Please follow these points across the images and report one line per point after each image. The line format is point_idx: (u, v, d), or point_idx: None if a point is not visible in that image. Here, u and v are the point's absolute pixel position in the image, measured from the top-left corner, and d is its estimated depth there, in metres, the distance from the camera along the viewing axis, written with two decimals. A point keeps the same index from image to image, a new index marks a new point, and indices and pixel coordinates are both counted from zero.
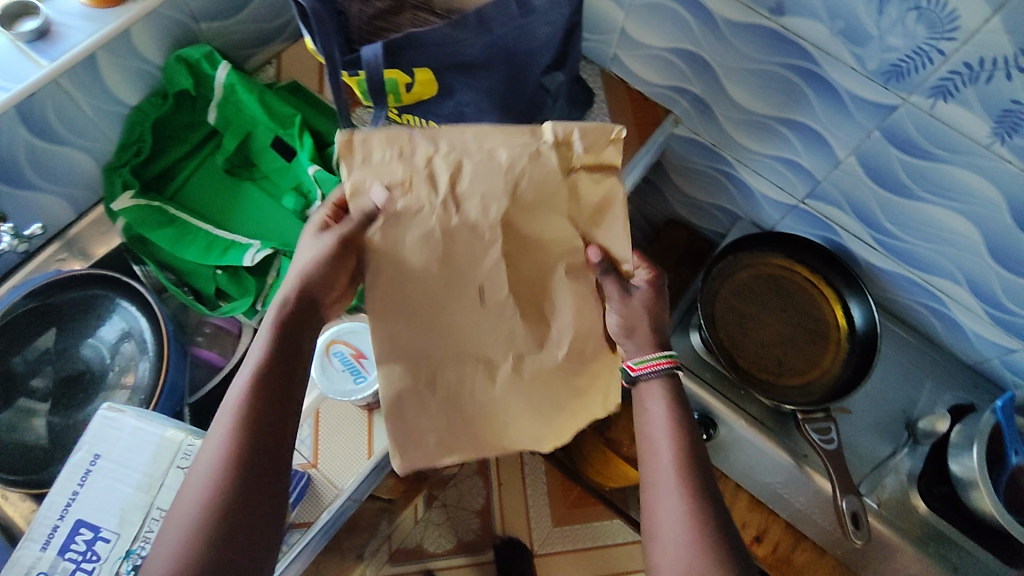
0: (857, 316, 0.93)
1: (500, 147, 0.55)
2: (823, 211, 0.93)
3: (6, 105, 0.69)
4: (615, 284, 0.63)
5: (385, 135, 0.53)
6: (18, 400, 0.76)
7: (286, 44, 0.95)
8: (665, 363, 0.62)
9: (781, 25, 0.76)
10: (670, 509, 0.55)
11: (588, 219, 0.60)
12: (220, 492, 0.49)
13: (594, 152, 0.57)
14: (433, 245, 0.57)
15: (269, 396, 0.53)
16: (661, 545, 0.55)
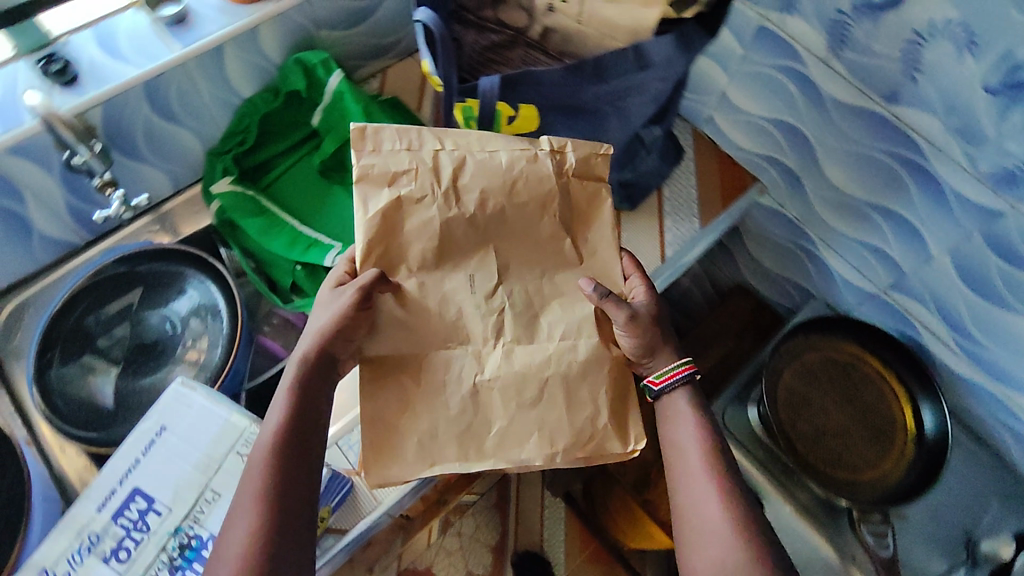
0: (927, 420, 0.89)
1: (500, 150, 0.59)
2: (905, 305, 0.90)
3: (136, 80, 0.74)
4: (619, 308, 0.59)
5: (396, 128, 0.57)
6: (85, 356, 0.80)
7: (394, 60, 0.99)
8: (683, 371, 0.62)
9: (892, 113, 0.75)
10: (713, 508, 0.57)
11: (577, 223, 0.62)
12: (263, 537, 0.50)
13: (584, 163, 0.61)
14: (432, 237, 0.58)
15: (295, 445, 0.55)
16: (709, 541, 0.56)
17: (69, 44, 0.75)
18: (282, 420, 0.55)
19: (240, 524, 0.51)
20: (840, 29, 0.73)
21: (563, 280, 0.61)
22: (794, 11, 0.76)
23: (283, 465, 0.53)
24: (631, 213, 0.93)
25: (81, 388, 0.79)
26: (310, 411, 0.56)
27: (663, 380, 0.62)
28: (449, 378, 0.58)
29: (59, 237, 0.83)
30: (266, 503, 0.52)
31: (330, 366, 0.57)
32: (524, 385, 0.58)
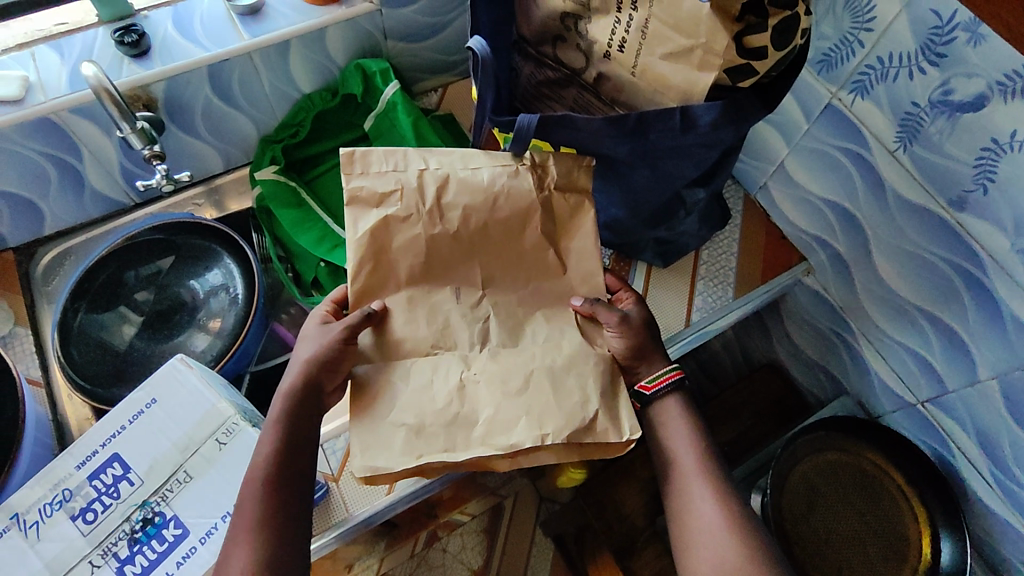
0: (944, 551, 0.81)
1: (482, 168, 0.62)
2: (941, 421, 0.83)
3: (201, 62, 0.77)
4: (608, 310, 0.61)
5: (383, 151, 0.61)
6: (119, 306, 0.84)
7: (456, 77, 1.00)
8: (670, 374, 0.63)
9: (957, 220, 0.69)
10: (712, 511, 0.57)
11: (561, 230, 0.64)
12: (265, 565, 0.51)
13: (565, 175, 0.63)
14: (419, 250, 0.61)
15: (286, 474, 0.56)
16: (706, 542, 0.56)
17: (148, 18, 0.79)
18: (274, 450, 0.56)
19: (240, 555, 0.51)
20: (913, 122, 0.69)
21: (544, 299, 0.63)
22: (867, 95, 0.72)
23: (279, 492, 0.54)
24: (663, 269, 0.90)
25: (96, 340, 0.82)
26: (300, 439, 0.57)
27: (655, 385, 0.62)
28: (436, 377, 0.58)
29: (109, 194, 0.87)
30: (264, 530, 0.53)
31: (316, 396, 0.58)
32: (512, 375, 0.58)
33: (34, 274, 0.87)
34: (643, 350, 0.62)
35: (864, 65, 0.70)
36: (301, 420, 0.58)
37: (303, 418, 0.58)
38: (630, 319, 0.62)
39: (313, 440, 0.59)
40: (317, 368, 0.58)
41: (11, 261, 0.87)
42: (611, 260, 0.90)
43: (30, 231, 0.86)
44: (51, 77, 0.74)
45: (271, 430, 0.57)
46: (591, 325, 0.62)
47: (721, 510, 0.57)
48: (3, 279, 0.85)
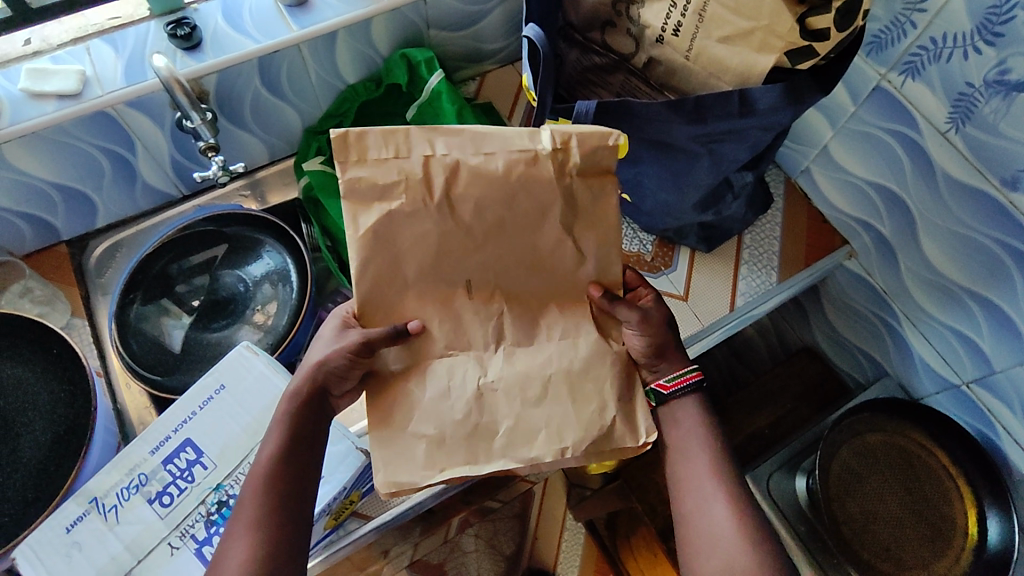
0: (991, 530, 0.82)
1: (497, 152, 0.54)
2: (987, 402, 0.84)
3: (252, 55, 0.77)
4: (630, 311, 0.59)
5: (382, 133, 0.53)
6: (163, 300, 0.86)
7: (495, 66, 1.00)
8: (692, 376, 0.65)
9: (1009, 201, 0.69)
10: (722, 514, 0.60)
11: (578, 218, 0.56)
12: (259, 562, 0.54)
13: (590, 156, 0.54)
14: (427, 247, 0.55)
15: (288, 472, 0.58)
16: (713, 547, 0.59)
17: (198, 11, 0.80)
18: (276, 449, 0.58)
19: (236, 548, 0.54)
20: (966, 103, 0.69)
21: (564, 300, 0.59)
22: (917, 76, 0.72)
23: (277, 491, 0.57)
24: (706, 254, 0.91)
25: (153, 330, 0.84)
26: (304, 440, 0.59)
27: (672, 385, 0.64)
28: (453, 383, 0.57)
29: (158, 186, 0.89)
30: (259, 527, 0.55)
31: (321, 397, 0.60)
32: (539, 384, 0.57)
33: (87, 266, 0.88)
34: (666, 351, 0.64)
35: (916, 46, 0.70)
36: (305, 422, 0.60)
37: (307, 421, 0.60)
38: (651, 317, 0.62)
39: (319, 442, 0.61)
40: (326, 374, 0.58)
41: (64, 254, 0.88)
42: (654, 246, 0.92)
43: (83, 224, 0.87)
44: (106, 71, 0.75)
45: (274, 431, 0.59)
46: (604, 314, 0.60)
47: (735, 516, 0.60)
48: (58, 271, 0.87)
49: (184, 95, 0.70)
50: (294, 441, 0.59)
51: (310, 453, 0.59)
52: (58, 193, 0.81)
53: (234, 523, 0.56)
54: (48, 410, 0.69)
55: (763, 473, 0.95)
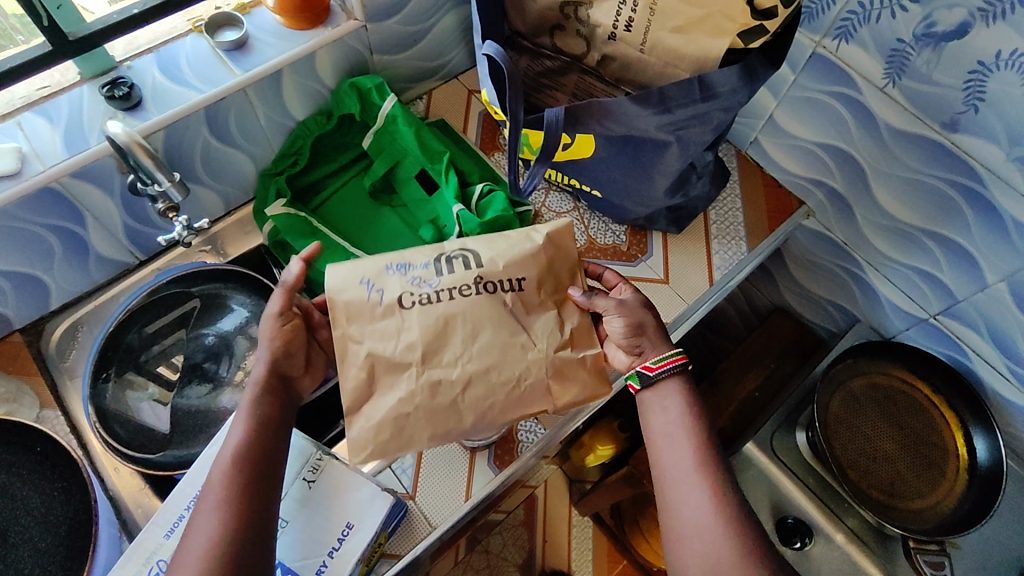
0: (980, 448, 0.87)
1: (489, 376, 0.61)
2: (955, 330, 0.89)
3: (198, 105, 0.74)
4: (604, 299, 0.65)
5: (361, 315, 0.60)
6: (128, 372, 0.81)
7: (440, 82, 1.00)
8: (679, 359, 0.66)
9: (951, 141, 0.74)
10: (703, 503, 0.60)
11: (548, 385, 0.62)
12: (226, 528, 0.55)
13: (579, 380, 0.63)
14: None
15: (257, 446, 0.59)
16: (696, 535, 0.59)
17: (132, 68, 0.76)
18: (240, 429, 0.60)
19: (205, 520, 0.55)
20: (899, 58, 0.73)
21: (548, 344, 0.63)
22: (851, 39, 0.76)
23: (249, 462, 0.58)
24: (677, 236, 0.93)
25: (127, 406, 0.79)
26: (270, 418, 0.61)
27: (657, 367, 0.66)
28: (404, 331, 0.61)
29: (112, 256, 0.84)
30: (226, 496, 0.56)
31: (285, 381, 0.64)
32: (521, 267, 0.63)
33: (47, 352, 0.83)
34: (646, 333, 0.66)
35: (846, 12, 0.75)
36: (269, 401, 0.62)
37: (270, 401, 0.62)
38: (628, 301, 0.67)
39: (283, 423, 0.62)
40: (282, 356, 0.63)
41: (21, 343, 0.82)
42: (627, 236, 0.93)
43: (36, 309, 0.82)
44: (44, 144, 0.71)
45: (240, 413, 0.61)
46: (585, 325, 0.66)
47: (716, 502, 0.60)
48: (17, 363, 0.81)
49: (149, 159, 0.66)
50: (264, 419, 0.61)
51: (278, 428, 0.61)
52: (7, 281, 0.76)
53: (203, 500, 0.57)
54: (42, 512, 0.65)
55: (765, 435, 0.96)
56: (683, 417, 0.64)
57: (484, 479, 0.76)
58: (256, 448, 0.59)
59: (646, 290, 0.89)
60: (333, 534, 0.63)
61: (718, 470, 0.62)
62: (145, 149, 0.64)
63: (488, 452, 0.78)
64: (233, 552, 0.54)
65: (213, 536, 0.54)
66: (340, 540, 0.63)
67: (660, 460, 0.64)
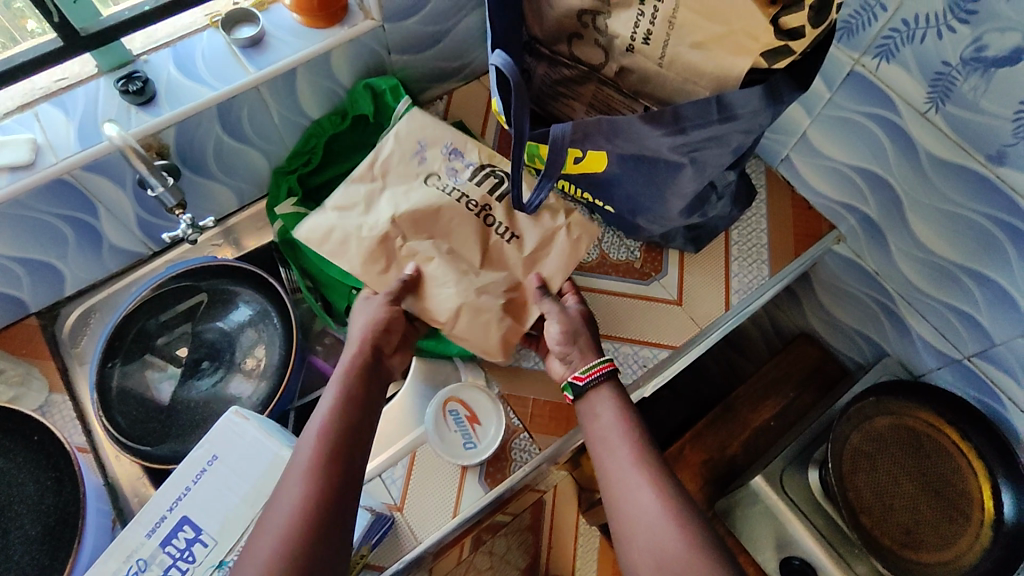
0: (1006, 503, 0.80)
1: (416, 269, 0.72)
2: (991, 375, 0.82)
3: (210, 103, 0.74)
4: (552, 301, 0.72)
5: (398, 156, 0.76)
6: (146, 355, 0.83)
7: (461, 83, 0.98)
8: (603, 367, 0.66)
9: (996, 175, 0.68)
10: (648, 499, 0.57)
11: (473, 306, 0.71)
12: (314, 503, 0.55)
13: (485, 320, 0.72)
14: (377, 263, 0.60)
15: (349, 418, 0.61)
16: (643, 533, 0.56)
17: (149, 62, 0.76)
18: (336, 402, 0.62)
19: (291, 492, 0.56)
20: (944, 82, 0.68)
21: (489, 278, 0.73)
22: (892, 59, 0.71)
23: (339, 434, 0.59)
24: (695, 256, 0.89)
25: (145, 384, 0.81)
26: (360, 394, 0.63)
27: (585, 376, 0.66)
28: (407, 200, 0.74)
29: (126, 246, 0.85)
30: (316, 472, 0.57)
31: (376, 359, 0.67)
32: (524, 225, 0.75)
33: (61, 337, 0.85)
34: (576, 342, 0.68)
35: (888, 29, 0.70)
36: (363, 386, 0.64)
37: (364, 386, 0.64)
38: (572, 311, 0.71)
39: (374, 400, 0.64)
40: (375, 334, 0.68)
41: (35, 326, 0.84)
42: (641, 252, 0.89)
43: (51, 294, 0.84)
44: (59, 136, 0.72)
45: (333, 395, 0.62)
46: (518, 303, 0.73)
47: (660, 499, 0.57)
48: (29, 345, 0.83)
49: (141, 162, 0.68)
50: (354, 395, 0.63)
51: (368, 404, 0.63)
52: (22, 267, 0.77)
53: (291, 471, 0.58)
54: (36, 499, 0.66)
55: (775, 468, 0.92)
56: (618, 412, 0.63)
57: (473, 495, 0.75)
58: (347, 421, 0.61)
59: (656, 311, 0.86)
60: None
61: (660, 468, 0.59)
62: (136, 153, 0.67)
63: (479, 470, 0.76)
64: (319, 523, 0.54)
65: (300, 504, 0.55)
66: None
67: (603, 465, 0.61)
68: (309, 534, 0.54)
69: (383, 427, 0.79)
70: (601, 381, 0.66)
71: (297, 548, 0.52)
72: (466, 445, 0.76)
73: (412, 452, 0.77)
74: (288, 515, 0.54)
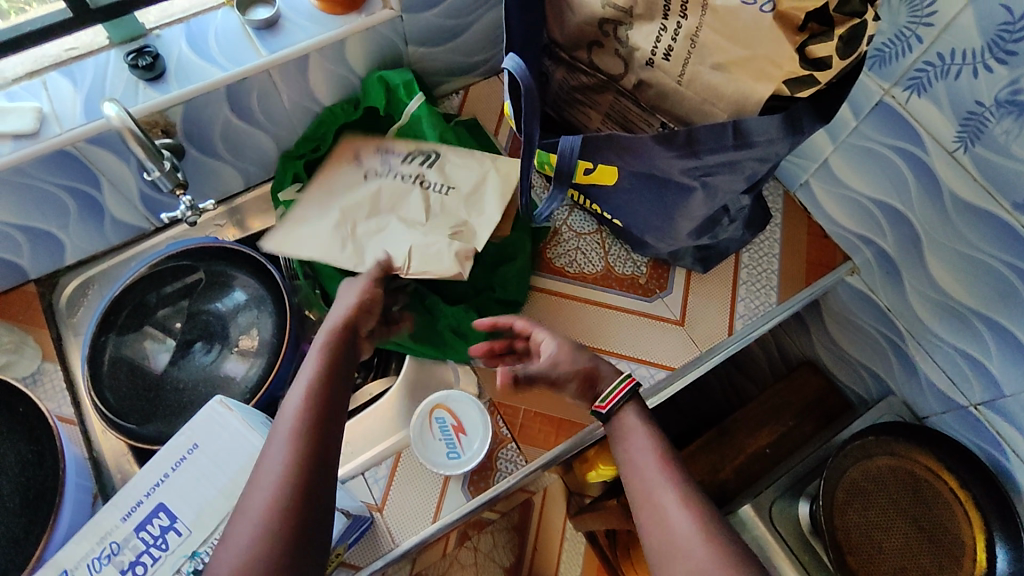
0: (1001, 558, 0.78)
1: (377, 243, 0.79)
2: (997, 426, 0.80)
3: (220, 83, 0.73)
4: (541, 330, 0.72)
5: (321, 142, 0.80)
6: (146, 327, 0.82)
7: (478, 78, 0.96)
8: (625, 388, 0.64)
9: (1021, 224, 0.66)
10: (684, 528, 0.55)
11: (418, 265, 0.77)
12: (299, 468, 0.55)
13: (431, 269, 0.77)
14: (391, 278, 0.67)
15: (330, 388, 0.61)
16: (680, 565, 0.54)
17: (161, 37, 0.75)
18: (315, 373, 0.61)
19: (276, 458, 0.55)
20: (976, 122, 0.65)
21: (437, 235, 0.78)
22: (924, 92, 0.68)
23: (319, 403, 0.59)
24: (702, 276, 0.87)
25: (144, 352, 0.81)
26: (339, 366, 0.63)
27: (609, 403, 0.64)
28: (358, 177, 0.84)
29: (128, 221, 0.85)
30: (298, 438, 0.56)
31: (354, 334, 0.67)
32: (459, 176, 0.83)
33: (57, 306, 0.85)
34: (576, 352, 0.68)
35: (922, 62, 0.67)
36: (342, 354, 0.64)
37: (343, 355, 0.64)
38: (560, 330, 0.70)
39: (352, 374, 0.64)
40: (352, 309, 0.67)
41: (34, 294, 0.84)
42: (647, 268, 0.87)
43: (51, 262, 0.84)
44: (64, 107, 0.71)
45: (312, 363, 0.62)
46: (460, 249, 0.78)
47: (696, 528, 0.55)
48: (26, 312, 0.83)
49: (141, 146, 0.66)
50: (333, 366, 0.62)
51: (346, 377, 0.63)
52: (23, 234, 0.77)
53: (274, 436, 0.57)
54: None
55: (765, 499, 0.90)
56: (648, 437, 0.62)
57: (455, 503, 0.74)
58: (326, 392, 0.60)
59: (657, 330, 0.84)
60: None
61: (692, 491, 0.58)
62: (135, 135, 0.65)
63: (462, 477, 0.75)
64: (304, 491, 0.54)
65: (284, 473, 0.54)
66: None
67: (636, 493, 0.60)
68: (293, 503, 0.53)
69: (370, 424, 0.78)
70: (626, 404, 0.64)
71: (282, 515, 0.52)
72: (449, 455, 0.74)
73: (397, 453, 0.76)
74: (273, 484, 0.54)
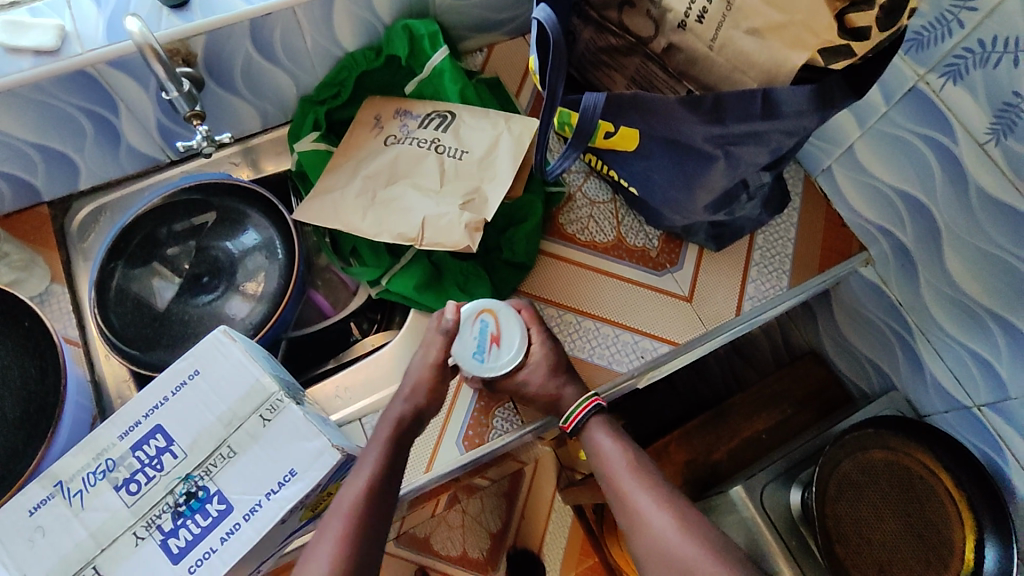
0: (988, 558, 0.76)
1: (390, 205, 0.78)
2: (998, 428, 0.79)
3: (243, 17, 0.72)
4: None
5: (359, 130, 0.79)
6: (154, 261, 0.83)
7: (504, 37, 0.94)
8: (591, 404, 0.72)
9: None
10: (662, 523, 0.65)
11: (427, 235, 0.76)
12: (342, 574, 0.59)
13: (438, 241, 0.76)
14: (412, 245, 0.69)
15: (384, 492, 0.63)
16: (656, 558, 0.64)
17: None
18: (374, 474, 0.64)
19: (320, 560, 0.59)
20: (1011, 114, 0.63)
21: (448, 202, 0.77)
22: (959, 80, 0.67)
23: (371, 507, 0.62)
24: (714, 254, 0.86)
25: (150, 290, 0.81)
26: (395, 469, 0.66)
27: (572, 423, 0.73)
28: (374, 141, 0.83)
29: (144, 151, 0.85)
30: (349, 539, 0.60)
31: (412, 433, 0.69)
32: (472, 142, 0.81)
33: (69, 230, 0.85)
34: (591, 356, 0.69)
35: (960, 49, 0.65)
36: (398, 456, 0.67)
37: (399, 458, 0.67)
38: None
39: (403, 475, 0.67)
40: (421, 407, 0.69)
41: (46, 215, 0.84)
42: (659, 242, 0.87)
43: (65, 186, 0.84)
44: (86, 26, 0.70)
45: (370, 458, 0.65)
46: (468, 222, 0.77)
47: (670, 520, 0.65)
48: (37, 232, 0.83)
49: (161, 66, 0.66)
50: (389, 470, 0.65)
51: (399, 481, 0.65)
52: (38, 153, 0.77)
53: (322, 534, 0.61)
54: None
55: (756, 482, 0.90)
56: (614, 445, 0.71)
57: (448, 455, 0.75)
58: (379, 495, 0.63)
59: (663, 304, 0.84)
60: (274, 477, 0.60)
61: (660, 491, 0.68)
62: (155, 53, 0.64)
63: (458, 431, 0.76)
64: None
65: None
66: (279, 486, 0.60)
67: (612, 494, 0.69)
68: None
69: (370, 372, 0.79)
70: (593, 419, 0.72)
71: None
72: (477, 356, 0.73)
73: None
74: None
